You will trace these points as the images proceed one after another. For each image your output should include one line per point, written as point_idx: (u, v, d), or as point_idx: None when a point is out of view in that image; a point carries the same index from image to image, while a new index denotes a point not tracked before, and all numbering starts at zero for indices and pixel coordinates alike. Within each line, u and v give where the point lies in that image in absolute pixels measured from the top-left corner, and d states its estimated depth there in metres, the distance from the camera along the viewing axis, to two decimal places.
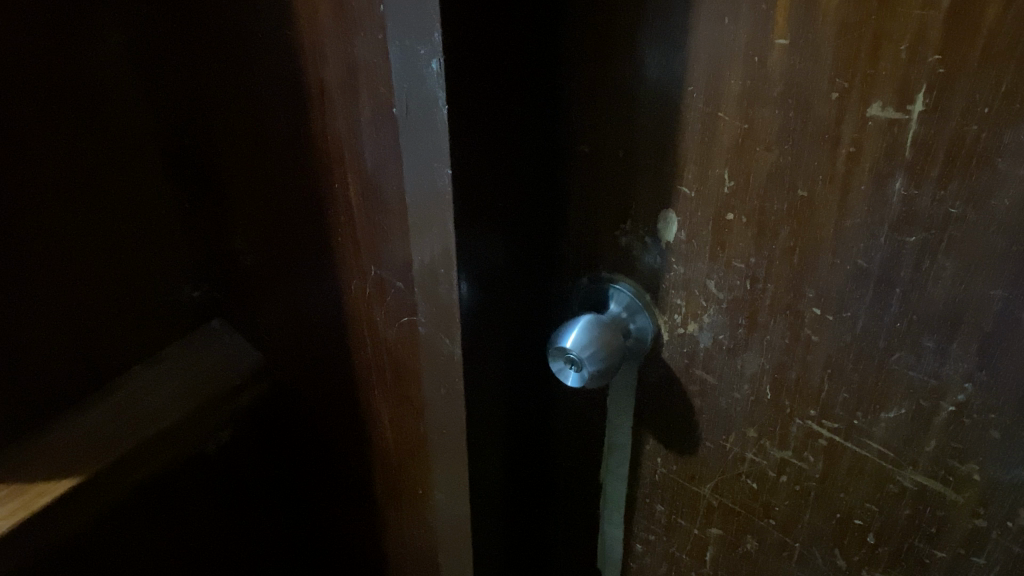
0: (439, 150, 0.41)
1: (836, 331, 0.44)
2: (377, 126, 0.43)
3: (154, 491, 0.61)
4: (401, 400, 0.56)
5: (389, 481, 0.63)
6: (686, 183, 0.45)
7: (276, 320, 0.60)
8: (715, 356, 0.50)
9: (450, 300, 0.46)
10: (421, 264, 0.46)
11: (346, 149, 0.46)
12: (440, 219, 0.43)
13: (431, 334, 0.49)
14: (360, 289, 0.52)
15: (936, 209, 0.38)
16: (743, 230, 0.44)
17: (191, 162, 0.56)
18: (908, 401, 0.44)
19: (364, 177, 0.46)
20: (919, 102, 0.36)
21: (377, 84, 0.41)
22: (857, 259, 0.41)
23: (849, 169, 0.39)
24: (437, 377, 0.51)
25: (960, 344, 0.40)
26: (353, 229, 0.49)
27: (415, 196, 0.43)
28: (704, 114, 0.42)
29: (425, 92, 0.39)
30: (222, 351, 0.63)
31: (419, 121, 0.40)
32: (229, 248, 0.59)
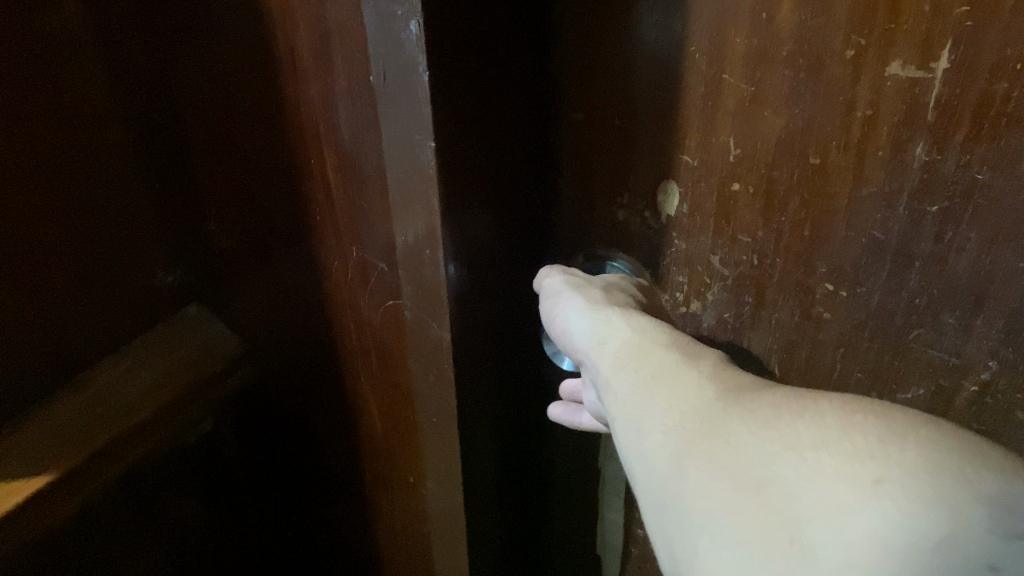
0: (421, 122, 0.37)
1: (850, 308, 0.41)
2: (352, 98, 0.40)
3: (131, 485, 0.58)
4: (388, 388, 0.53)
5: (378, 471, 0.60)
6: (688, 151, 0.42)
7: (254, 304, 0.57)
8: (719, 336, 0.47)
9: (437, 283, 0.43)
10: (404, 245, 0.43)
11: (321, 123, 0.42)
12: (423, 196, 0.40)
13: (418, 318, 0.46)
14: (342, 271, 0.49)
15: (961, 175, 0.35)
16: (749, 202, 0.41)
17: (158, 139, 0.53)
18: (928, 379, 0.41)
19: (342, 152, 0.43)
20: (943, 59, 0.33)
21: (350, 50, 0.38)
22: (874, 231, 0.38)
23: (865, 134, 0.36)
24: (426, 363, 0.48)
25: (984, 320, 0.38)
26: (332, 208, 0.46)
27: (396, 172, 0.40)
28: (707, 77, 0.39)
29: (403, 59, 0.36)
30: (201, 336, 0.60)
31: (398, 89, 0.37)
32: (201, 230, 0.55)
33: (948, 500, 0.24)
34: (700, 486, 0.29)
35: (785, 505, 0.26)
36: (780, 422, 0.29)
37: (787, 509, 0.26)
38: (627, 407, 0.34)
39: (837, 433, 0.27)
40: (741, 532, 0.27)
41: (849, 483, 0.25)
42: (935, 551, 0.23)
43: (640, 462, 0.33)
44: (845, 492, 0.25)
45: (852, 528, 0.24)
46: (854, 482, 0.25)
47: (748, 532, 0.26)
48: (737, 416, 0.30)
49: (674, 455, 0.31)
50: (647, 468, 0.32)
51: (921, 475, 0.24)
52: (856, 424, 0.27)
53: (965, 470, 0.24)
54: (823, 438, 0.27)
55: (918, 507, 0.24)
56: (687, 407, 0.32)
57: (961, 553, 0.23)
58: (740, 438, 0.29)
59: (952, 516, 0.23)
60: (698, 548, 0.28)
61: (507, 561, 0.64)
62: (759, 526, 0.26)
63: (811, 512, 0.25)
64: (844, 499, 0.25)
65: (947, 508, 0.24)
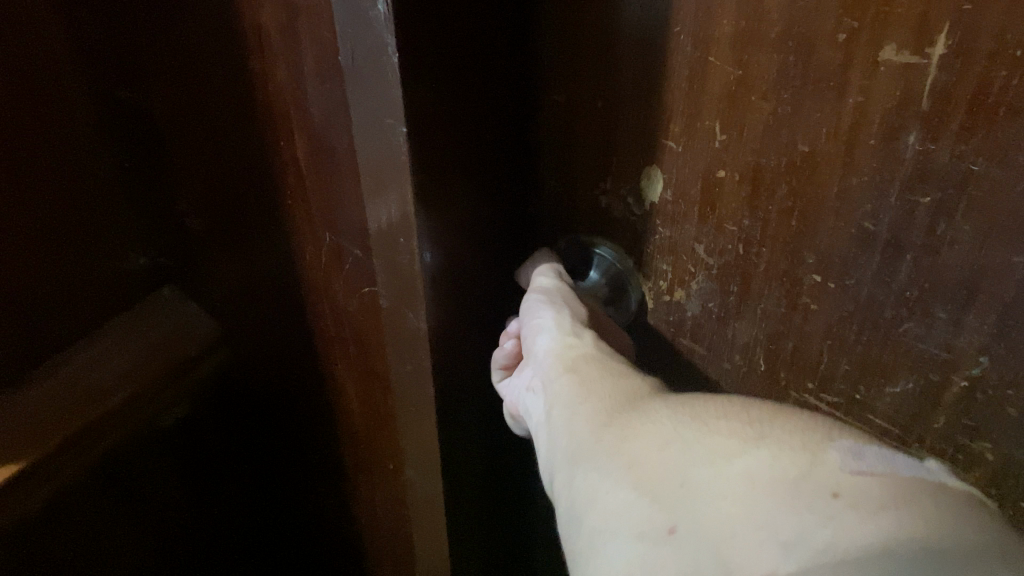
0: (392, 105, 0.35)
1: (838, 300, 0.40)
2: (320, 80, 0.37)
3: (106, 470, 0.57)
4: (366, 376, 0.51)
5: (359, 457, 0.59)
6: (672, 136, 0.40)
7: (228, 289, 0.55)
8: (704, 325, 0.46)
9: (412, 271, 0.41)
10: (377, 229, 0.40)
11: (290, 104, 0.40)
12: (396, 181, 0.38)
13: (393, 308, 0.44)
14: (316, 257, 0.47)
15: (955, 165, 0.33)
16: (736, 189, 0.40)
17: (131, 121, 0.50)
18: (916, 373, 0.40)
19: (314, 133, 0.40)
20: (940, 44, 0.31)
21: (315, 28, 0.35)
22: (864, 221, 0.37)
23: (856, 121, 0.35)
24: (402, 355, 0.46)
25: (976, 316, 0.36)
26: (304, 192, 0.44)
27: (368, 156, 0.38)
28: (692, 59, 0.37)
29: (371, 39, 0.33)
30: (176, 319, 0.58)
31: (367, 71, 0.35)
32: (173, 211, 0.54)
33: (809, 445, 0.26)
34: (613, 450, 0.32)
35: (678, 455, 0.29)
36: (694, 404, 0.32)
37: (679, 455, 0.29)
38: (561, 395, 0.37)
39: (735, 409, 0.30)
40: (637, 479, 0.29)
41: (736, 436, 0.28)
42: (794, 480, 0.25)
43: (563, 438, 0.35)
44: (733, 441, 0.28)
45: (747, 473, 0.26)
46: (739, 436, 0.28)
47: (645, 477, 0.29)
48: (659, 403, 0.33)
49: (595, 431, 0.34)
50: (569, 439, 0.35)
51: (794, 433, 0.27)
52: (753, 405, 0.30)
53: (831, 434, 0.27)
54: (725, 411, 0.30)
55: (785, 448, 0.27)
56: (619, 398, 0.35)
57: (814, 479, 0.25)
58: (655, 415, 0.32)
59: (812, 458, 0.26)
60: (600, 497, 0.30)
61: (488, 547, 0.63)
62: (660, 471, 0.29)
63: (698, 457, 0.28)
64: (728, 446, 0.28)
65: (809, 452, 0.26)
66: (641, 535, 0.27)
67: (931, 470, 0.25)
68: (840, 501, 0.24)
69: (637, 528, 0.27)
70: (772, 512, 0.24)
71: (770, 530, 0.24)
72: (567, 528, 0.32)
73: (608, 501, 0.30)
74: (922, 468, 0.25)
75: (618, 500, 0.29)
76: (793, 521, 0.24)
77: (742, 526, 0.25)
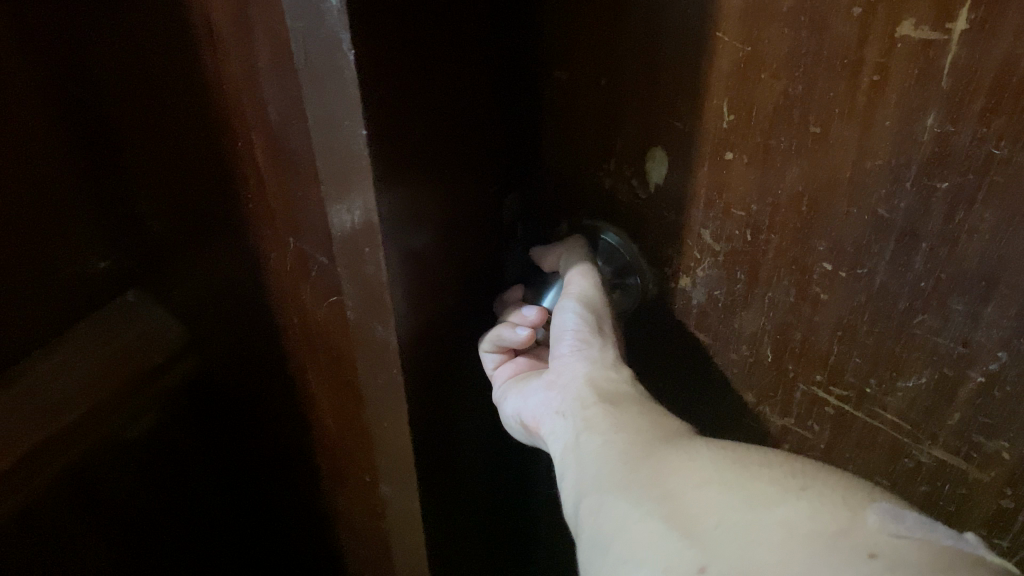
0: (349, 107, 0.33)
1: (849, 290, 0.38)
2: (277, 77, 0.35)
3: (69, 476, 0.55)
4: (338, 385, 0.49)
5: (335, 462, 0.57)
6: (678, 116, 0.38)
7: (193, 292, 0.53)
8: (710, 313, 0.44)
9: (380, 283, 0.39)
10: (341, 236, 0.39)
11: (245, 102, 0.38)
12: (358, 185, 0.36)
13: (362, 319, 0.42)
14: (282, 263, 0.45)
15: (976, 149, 0.31)
16: (745, 171, 0.38)
17: (85, 119, 0.47)
18: (931, 368, 0.38)
19: (271, 134, 0.38)
20: (962, 19, 0.29)
21: (269, 23, 0.33)
22: (878, 208, 0.35)
23: (871, 101, 0.33)
24: (374, 367, 0.45)
25: (995, 309, 0.34)
26: (264, 195, 0.41)
27: (328, 158, 0.36)
28: (699, 34, 0.36)
29: (325, 34, 0.31)
30: (141, 327, 0.56)
31: (323, 69, 0.33)
32: (134, 211, 0.51)
33: (850, 505, 0.29)
34: (651, 479, 0.34)
35: (715, 495, 0.31)
36: (735, 449, 0.34)
37: (723, 498, 0.31)
38: (594, 422, 0.39)
39: (783, 461, 0.32)
40: (668, 514, 0.31)
41: (776, 487, 0.30)
42: (833, 535, 0.27)
43: (594, 461, 0.37)
44: (777, 492, 0.30)
45: (793, 527, 0.28)
46: (784, 487, 0.30)
47: (683, 514, 0.31)
48: (701, 442, 0.35)
49: (633, 458, 0.36)
50: (597, 464, 0.37)
51: (838, 493, 0.29)
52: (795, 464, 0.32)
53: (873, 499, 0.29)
54: (770, 461, 0.32)
55: (828, 509, 0.29)
56: (654, 433, 0.37)
57: (855, 543, 0.27)
58: (698, 451, 0.34)
59: (852, 517, 0.28)
60: (626, 527, 0.32)
61: (484, 540, 0.62)
62: (701, 510, 0.31)
63: (740, 504, 0.30)
64: (768, 494, 0.30)
65: (849, 511, 0.28)
66: (672, 570, 0.29)
67: (967, 542, 0.28)
68: (877, 561, 0.26)
69: (671, 563, 0.29)
70: (809, 567, 0.26)
71: None
72: (585, 550, 0.34)
73: (636, 531, 0.31)
74: (956, 538, 0.28)
75: (649, 530, 0.31)
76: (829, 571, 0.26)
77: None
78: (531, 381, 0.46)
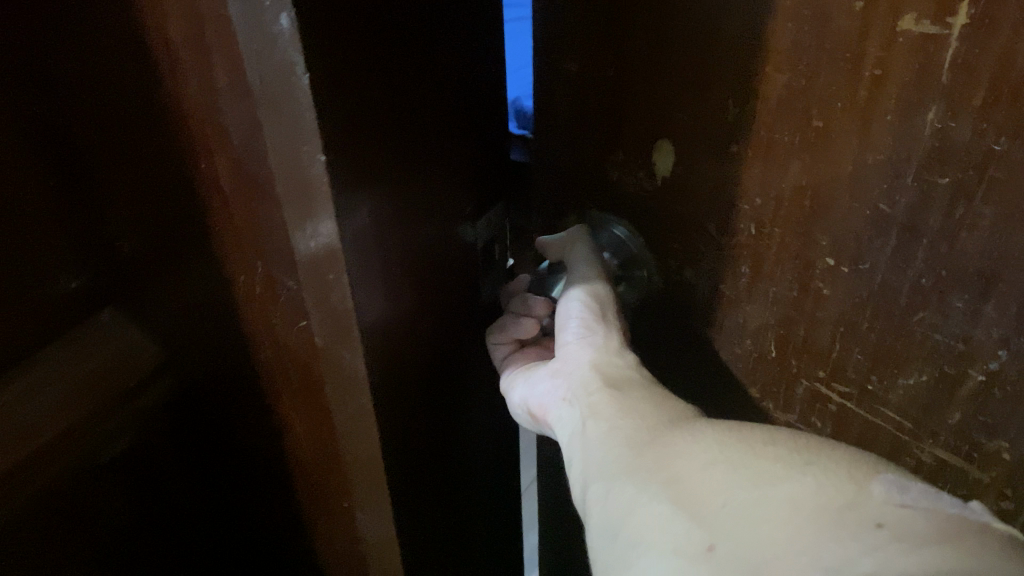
0: (305, 131, 0.32)
1: (850, 285, 0.38)
2: (235, 101, 0.33)
3: (61, 492, 0.51)
4: (308, 414, 0.48)
5: (310, 489, 0.55)
6: (684, 108, 0.39)
7: (171, 309, 0.51)
8: (714, 306, 0.44)
9: (344, 309, 0.38)
10: (304, 263, 0.38)
11: (208, 125, 0.36)
12: (316, 210, 0.35)
13: (329, 347, 0.41)
14: (250, 288, 0.43)
15: (976, 144, 0.31)
16: (749, 164, 0.38)
17: (50, 137, 0.45)
18: (931, 365, 0.38)
19: (233, 159, 0.36)
20: (962, 13, 0.29)
21: (222, 47, 0.32)
22: (879, 203, 0.35)
23: (872, 95, 0.33)
24: (342, 395, 0.43)
25: (995, 307, 0.34)
26: (229, 220, 0.40)
27: (285, 183, 0.35)
28: (706, 26, 0.36)
29: (277, 61, 0.31)
30: (112, 349, 0.52)
31: (279, 95, 0.32)
32: (105, 231, 0.49)
33: (855, 479, 0.29)
34: (655, 461, 0.34)
35: (720, 475, 0.31)
36: (733, 425, 0.34)
37: (727, 476, 0.31)
38: (599, 407, 0.40)
39: (782, 436, 0.33)
40: (674, 496, 0.32)
41: (780, 463, 0.31)
42: (839, 510, 0.28)
43: (600, 446, 0.38)
44: (781, 468, 0.30)
45: (798, 505, 0.28)
46: (787, 463, 0.30)
47: (688, 496, 0.31)
48: (702, 421, 0.36)
49: (639, 441, 0.36)
50: (604, 449, 0.37)
51: (842, 466, 0.30)
52: (801, 437, 0.32)
53: (881, 471, 0.29)
54: (772, 437, 0.32)
55: (832, 482, 0.29)
56: (660, 415, 0.37)
57: (861, 517, 0.27)
58: (701, 430, 0.35)
59: (857, 490, 0.28)
60: (635, 511, 0.33)
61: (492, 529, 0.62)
62: (707, 490, 0.31)
63: (744, 482, 0.30)
64: (772, 471, 0.30)
65: (855, 484, 0.29)
66: (682, 553, 0.29)
67: (973, 510, 0.28)
68: (884, 532, 0.26)
69: (679, 546, 0.29)
70: (817, 542, 0.27)
71: (817, 561, 0.26)
72: (596, 537, 0.34)
73: (644, 515, 0.32)
74: (961, 506, 0.28)
75: (657, 515, 0.31)
76: (834, 548, 0.26)
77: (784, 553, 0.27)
78: (537, 370, 0.46)
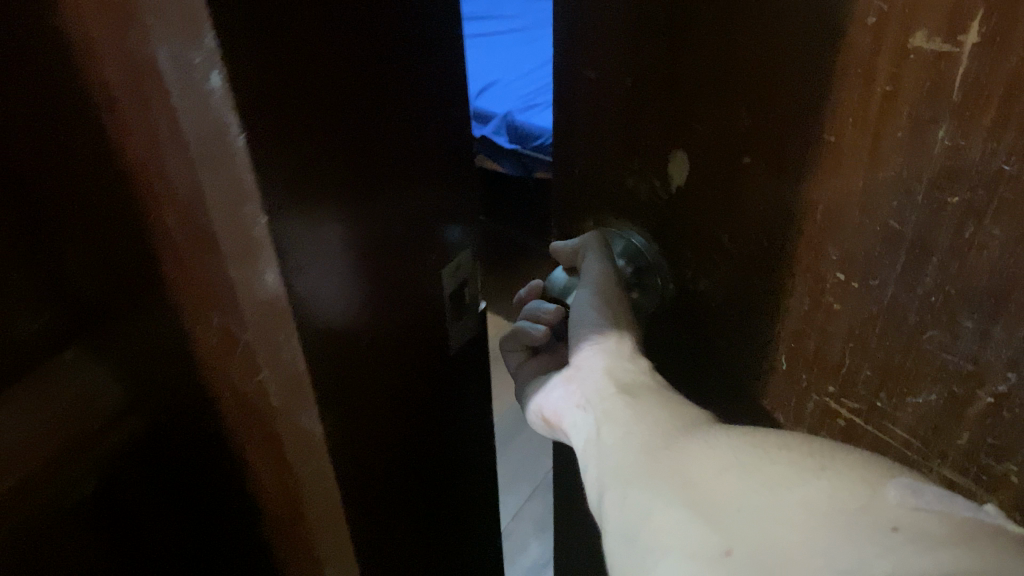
0: (246, 192, 0.31)
1: (860, 301, 0.38)
2: (178, 147, 0.31)
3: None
4: (276, 468, 0.45)
5: (288, 545, 0.51)
6: (699, 118, 0.39)
7: (138, 356, 0.44)
8: (726, 317, 0.44)
9: (299, 371, 0.37)
10: (253, 312, 0.36)
11: (154, 176, 0.33)
12: (259, 273, 0.34)
13: (285, 408, 0.40)
14: (207, 340, 0.40)
15: (987, 163, 0.31)
16: (761, 176, 0.38)
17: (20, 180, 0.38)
18: (940, 385, 0.37)
19: (181, 210, 0.34)
20: (973, 32, 0.29)
21: (155, 96, 0.30)
22: (889, 219, 0.35)
23: (883, 110, 0.33)
24: (302, 456, 0.42)
25: (1004, 328, 0.34)
26: (176, 265, 0.37)
27: (227, 231, 0.33)
28: (721, 37, 0.36)
29: (210, 121, 0.29)
30: (80, 389, 0.43)
31: (213, 151, 0.30)
32: (72, 274, 0.40)
33: (869, 481, 0.29)
34: (667, 465, 0.34)
35: (734, 480, 0.31)
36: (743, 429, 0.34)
37: (742, 481, 0.31)
38: (613, 412, 0.40)
39: (791, 439, 0.33)
40: (688, 500, 0.32)
41: (794, 466, 0.31)
42: (854, 512, 0.28)
43: (614, 451, 0.38)
44: (795, 472, 0.30)
45: (813, 509, 0.29)
46: (801, 467, 0.31)
47: (701, 499, 0.31)
48: (715, 425, 0.36)
49: (653, 444, 0.36)
50: (618, 453, 0.38)
51: (855, 468, 0.30)
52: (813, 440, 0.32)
53: (894, 472, 0.30)
54: (787, 441, 0.32)
55: (846, 485, 0.29)
56: (675, 418, 0.38)
57: (876, 519, 0.27)
58: (712, 434, 0.35)
59: (871, 491, 0.28)
60: (650, 516, 0.33)
61: None
62: (720, 495, 0.31)
63: (757, 487, 0.30)
64: (787, 475, 0.30)
65: (868, 486, 0.29)
66: (698, 558, 0.29)
67: (987, 513, 0.28)
68: (899, 535, 0.26)
69: (694, 551, 0.30)
70: (832, 545, 0.27)
71: (834, 563, 0.26)
72: (610, 542, 0.35)
73: (658, 521, 0.32)
74: (974, 509, 0.28)
75: (671, 519, 0.32)
76: (852, 551, 0.26)
77: (800, 558, 0.27)
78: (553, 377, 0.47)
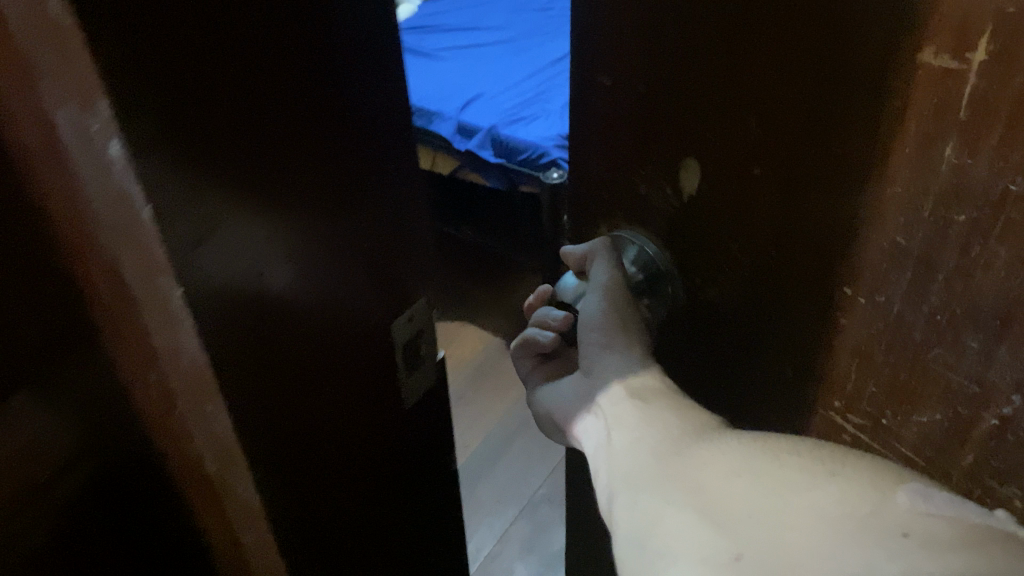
0: (159, 264, 0.30)
1: (867, 316, 0.38)
2: (91, 215, 0.30)
3: None
4: (220, 519, 0.44)
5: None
6: (710, 127, 0.39)
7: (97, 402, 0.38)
8: (734, 328, 0.44)
9: (229, 435, 0.37)
10: (179, 376, 0.35)
11: (76, 235, 0.32)
12: (178, 340, 0.33)
13: (219, 469, 0.39)
14: (148, 400, 0.39)
15: (993, 182, 0.30)
16: (770, 187, 0.38)
17: None
18: (945, 405, 0.37)
19: (106, 273, 0.32)
20: (981, 49, 0.29)
21: (59, 168, 0.29)
22: (896, 235, 0.35)
23: (891, 125, 0.33)
24: (240, 511, 0.42)
25: (1009, 351, 0.33)
26: (107, 317, 0.35)
27: (145, 302, 0.32)
28: (732, 48, 0.36)
29: (115, 194, 0.28)
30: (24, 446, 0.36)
31: (121, 225, 0.29)
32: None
33: (880, 487, 0.29)
34: (676, 469, 0.35)
35: (745, 483, 0.31)
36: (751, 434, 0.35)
37: (752, 485, 0.31)
38: (624, 416, 0.40)
39: (797, 446, 0.33)
40: (699, 504, 0.32)
41: (803, 471, 0.31)
42: (865, 516, 0.28)
43: (625, 456, 0.38)
44: (805, 477, 0.30)
45: (823, 514, 0.29)
46: (812, 471, 0.31)
47: (710, 503, 0.32)
48: (726, 430, 0.36)
49: (664, 448, 0.36)
50: (630, 457, 0.38)
51: (866, 474, 0.30)
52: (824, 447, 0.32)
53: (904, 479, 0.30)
54: (796, 447, 0.32)
55: (858, 490, 0.29)
56: (687, 422, 0.38)
57: (887, 523, 0.27)
58: (722, 438, 0.35)
59: (882, 496, 0.28)
60: (661, 520, 0.33)
61: None
62: (730, 499, 0.31)
63: (767, 491, 0.31)
64: (797, 479, 0.30)
65: (879, 492, 0.29)
66: (708, 561, 0.29)
67: (995, 518, 0.28)
68: (909, 540, 0.27)
69: (704, 555, 0.30)
70: (842, 549, 0.27)
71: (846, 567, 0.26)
72: (621, 547, 0.35)
73: (669, 525, 0.32)
74: (984, 516, 0.28)
75: (681, 523, 0.32)
76: (862, 554, 0.27)
77: (811, 559, 0.27)
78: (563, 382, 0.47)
